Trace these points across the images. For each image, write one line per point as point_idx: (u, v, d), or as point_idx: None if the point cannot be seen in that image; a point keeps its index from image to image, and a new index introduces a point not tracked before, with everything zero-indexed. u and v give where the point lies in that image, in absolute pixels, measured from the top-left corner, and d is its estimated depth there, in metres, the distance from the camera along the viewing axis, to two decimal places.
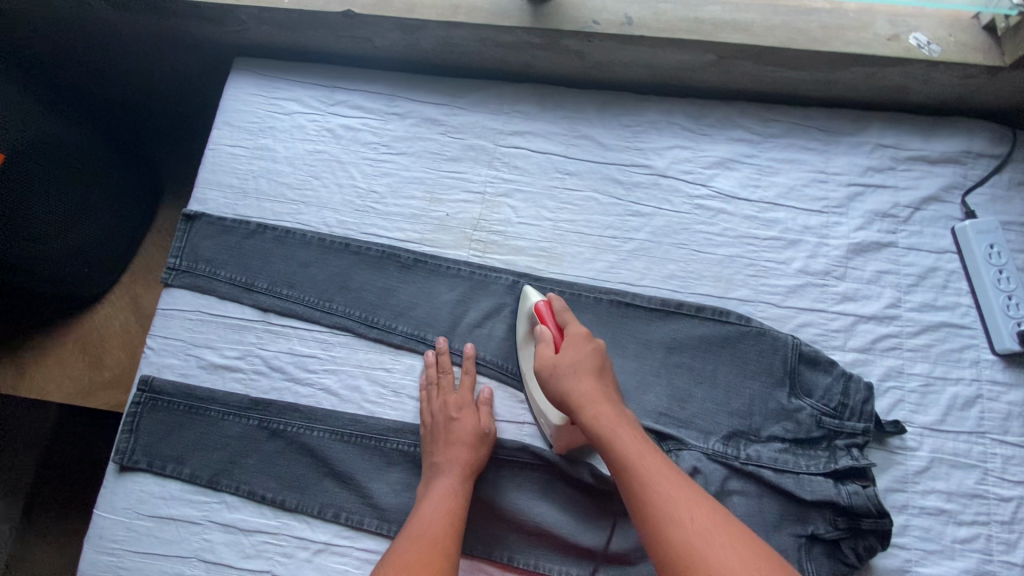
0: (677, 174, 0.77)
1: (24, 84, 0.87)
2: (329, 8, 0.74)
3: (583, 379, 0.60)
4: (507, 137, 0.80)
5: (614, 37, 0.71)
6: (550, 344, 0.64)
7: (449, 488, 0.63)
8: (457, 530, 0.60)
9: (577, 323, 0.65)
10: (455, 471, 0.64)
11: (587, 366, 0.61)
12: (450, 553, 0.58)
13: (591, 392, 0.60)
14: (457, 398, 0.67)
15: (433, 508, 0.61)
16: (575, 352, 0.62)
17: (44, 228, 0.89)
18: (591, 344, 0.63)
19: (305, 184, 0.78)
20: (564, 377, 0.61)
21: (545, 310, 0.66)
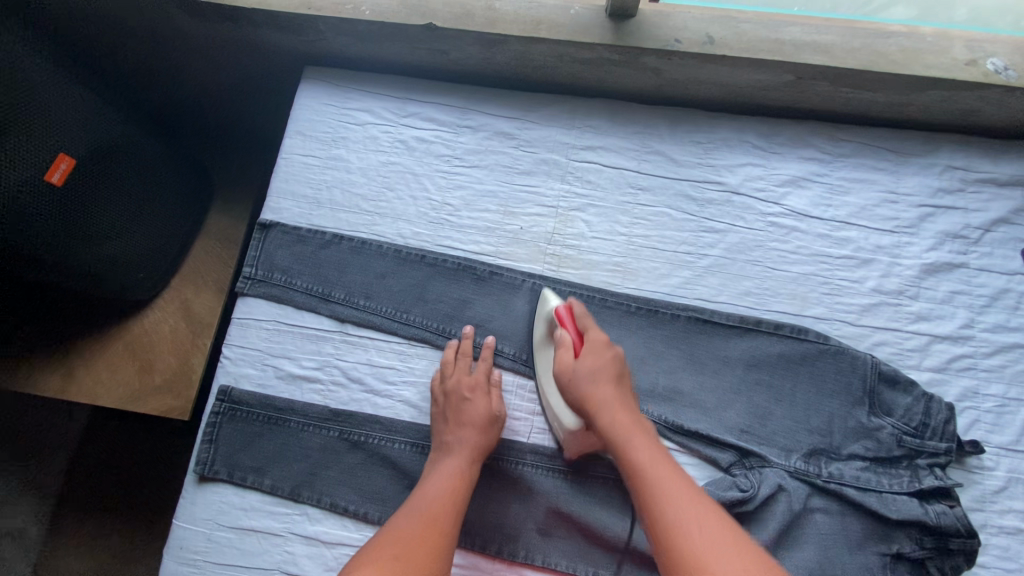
0: (750, 191, 0.77)
1: (99, 86, 0.86)
2: (410, 21, 0.74)
3: (605, 387, 0.61)
4: (579, 151, 0.80)
5: (696, 56, 0.72)
6: (570, 349, 0.65)
7: (456, 468, 0.64)
8: (459, 510, 0.61)
9: (597, 329, 0.65)
10: (463, 451, 0.65)
11: (606, 374, 0.62)
12: (450, 527, 0.59)
13: (611, 399, 0.61)
14: (472, 379, 0.68)
15: (437, 484, 0.62)
16: (594, 357, 0.63)
17: (104, 232, 0.87)
18: (610, 352, 0.63)
19: (379, 196, 0.79)
20: (582, 384, 0.62)
21: (566, 314, 0.67)
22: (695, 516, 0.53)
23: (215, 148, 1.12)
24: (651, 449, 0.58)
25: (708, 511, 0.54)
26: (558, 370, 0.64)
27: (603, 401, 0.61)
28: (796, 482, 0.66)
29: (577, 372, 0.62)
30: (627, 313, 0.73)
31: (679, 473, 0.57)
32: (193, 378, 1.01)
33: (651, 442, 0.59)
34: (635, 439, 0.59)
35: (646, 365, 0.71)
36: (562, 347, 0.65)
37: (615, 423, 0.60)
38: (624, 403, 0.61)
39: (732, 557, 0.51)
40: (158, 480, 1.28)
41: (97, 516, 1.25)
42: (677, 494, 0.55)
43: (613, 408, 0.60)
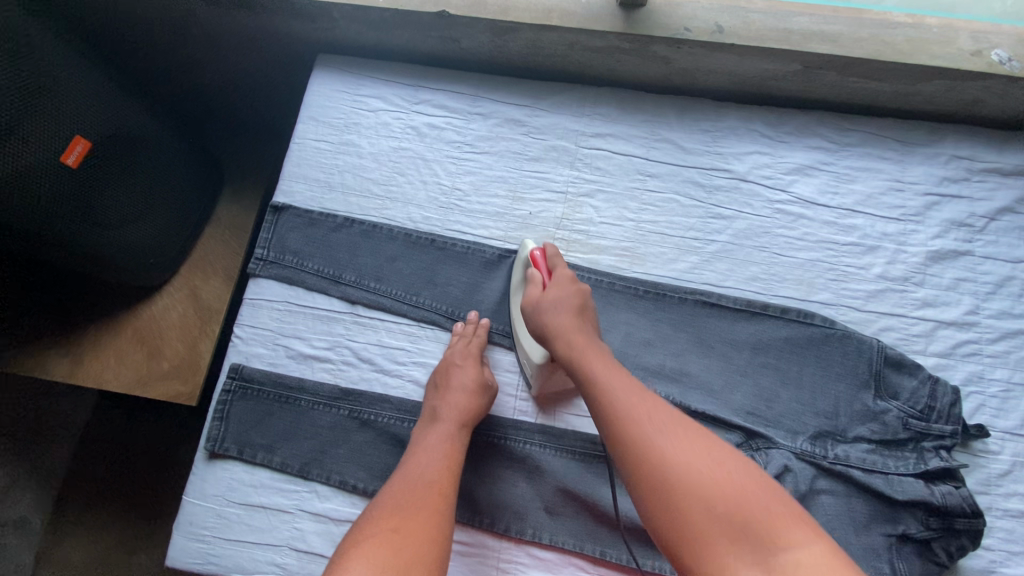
0: (757, 179, 0.79)
1: (114, 72, 0.86)
2: (424, 8, 0.75)
3: (564, 312, 0.65)
4: (588, 139, 0.81)
5: (705, 44, 0.73)
6: (539, 285, 0.69)
7: (446, 433, 0.64)
8: (453, 475, 0.62)
9: (564, 267, 0.69)
10: (455, 419, 0.65)
11: (569, 304, 0.65)
12: (447, 493, 0.59)
13: (569, 322, 0.64)
14: (467, 351, 0.70)
15: (429, 453, 0.63)
16: (559, 288, 0.66)
17: (114, 216, 0.88)
18: (575, 286, 0.67)
19: (390, 180, 0.80)
20: (545, 309, 0.65)
21: (539, 256, 0.71)
22: (645, 408, 0.55)
23: (226, 137, 1.12)
24: (604, 358, 0.61)
25: (654, 403, 0.56)
26: (528, 303, 0.68)
27: (563, 324, 0.64)
28: (802, 463, 0.66)
29: (542, 301, 0.66)
30: (635, 296, 0.73)
31: (627, 374, 0.60)
32: (200, 365, 1.02)
33: (603, 353, 0.62)
34: (590, 353, 0.61)
35: (653, 348, 0.71)
36: (533, 284, 0.69)
37: (569, 340, 0.63)
38: (581, 325, 0.64)
39: (683, 440, 0.53)
40: (161, 471, 1.29)
41: (100, 504, 1.27)
42: (628, 392, 0.57)
43: (567, 329, 0.63)
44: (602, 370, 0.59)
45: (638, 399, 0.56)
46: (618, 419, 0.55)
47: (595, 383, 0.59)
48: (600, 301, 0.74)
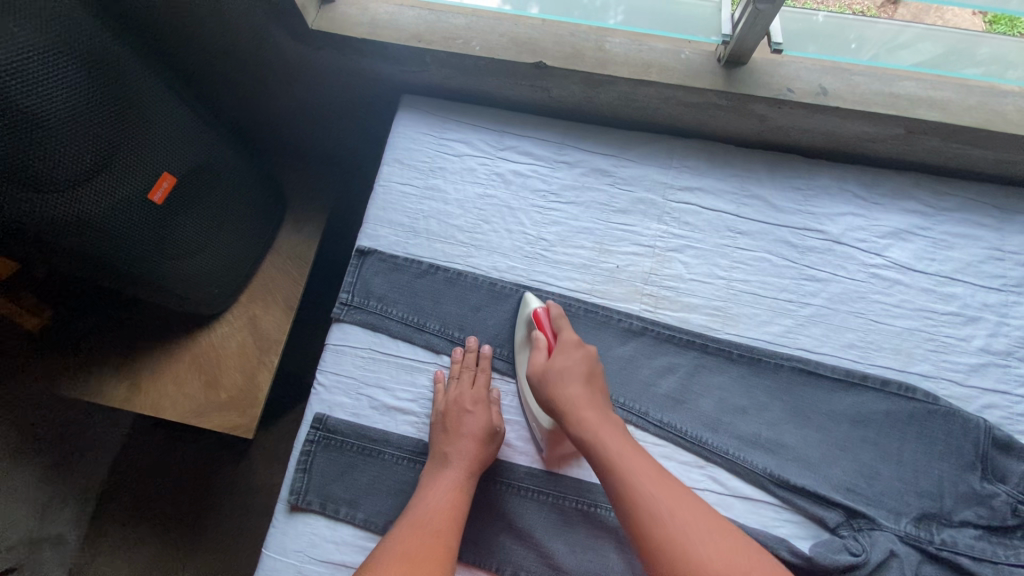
0: (852, 241, 0.76)
1: (196, 107, 0.84)
2: (520, 58, 0.74)
3: (574, 385, 0.63)
4: (677, 192, 0.79)
5: (808, 106, 0.71)
6: (543, 350, 0.67)
7: (454, 479, 0.64)
8: (456, 525, 0.61)
9: (570, 330, 0.68)
10: (463, 464, 0.64)
11: (576, 372, 0.64)
12: (450, 545, 0.59)
13: (580, 397, 0.63)
14: (477, 393, 0.69)
15: (436, 499, 0.62)
16: (564, 357, 0.65)
17: (186, 245, 0.87)
18: (581, 351, 0.66)
19: (475, 228, 0.79)
20: (554, 381, 0.64)
21: (544, 315, 0.69)
22: (673, 513, 0.56)
23: (292, 168, 1.11)
24: (625, 445, 0.60)
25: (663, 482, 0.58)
26: (534, 371, 0.66)
27: (576, 400, 0.63)
28: (907, 547, 0.63)
29: (549, 368, 0.65)
30: (728, 359, 0.71)
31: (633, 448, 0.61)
32: (258, 397, 1.01)
33: (611, 424, 0.62)
34: (603, 432, 0.61)
35: (748, 415, 0.69)
36: (537, 348, 0.68)
37: (581, 417, 0.62)
38: (590, 394, 0.64)
39: (710, 534, 0.55)
40: (200, 494, 1.27)
41: (134, 523, 1.24)
42: (647, 478, 0.58)
43: (578, 395, 0.63)
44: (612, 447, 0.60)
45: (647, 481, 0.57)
46: (643, 506, 0.56)
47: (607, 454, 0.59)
48: (691, 363, 0.71)
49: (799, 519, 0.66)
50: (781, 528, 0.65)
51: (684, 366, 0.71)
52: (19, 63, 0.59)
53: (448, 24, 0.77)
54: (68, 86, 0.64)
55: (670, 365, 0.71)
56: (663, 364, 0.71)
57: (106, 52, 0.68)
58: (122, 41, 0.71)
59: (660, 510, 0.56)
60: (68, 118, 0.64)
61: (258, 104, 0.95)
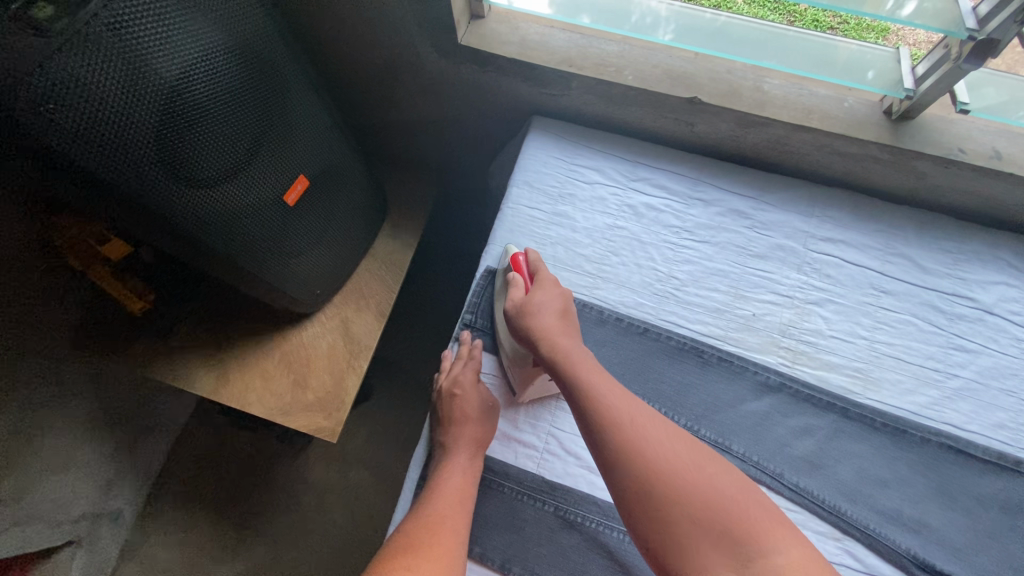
0: (1005, 313, 0.72)
1: (334, 112, 0.83)
2: (674, 92, 0.72)
3: (547, 316, 0.64)
4: (818, 242, 0.76)
5: (980, 169, 0.68)
6: (521, 289, 0.68)
7: (461, 461, 0.65)
8: (465, 507, 0.61)
9: (547, 271, 0.70)
10: (467, 446, 0.66)
11: (554, 306, 0.66)
12: (459, 526, 0.59)
13: (555, 326, 0.64)
14: (462, 374, 0.70)
15: (448, 482, 0.63)
16: (542, 291, 0.67)
17: (300, 245, 0.86)
18: (559, 290, 0.68)
19: (603, 259, 0.76)
20: (532, 312, 0.65)
21: (522, 259, 0.71)
22: (641, 419, 0.55)
23: (395, 175, 1.10)
24: (596, 368, 0.60)
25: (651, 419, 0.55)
26: (511, 307, 0.67)
27: (548, 328, 0.63)
28: None
29: (528, 301, 0.66)
30: (869, 426, 0.67)
31: (616, 382, 0.59)
32: (345, 401, 0.99)
33: (595, 364, 0.60)
34: (580, 363, 0.60)
35: (888, 488, 0.65)
36: (513, 287, 0.69)
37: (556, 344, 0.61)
38: (565, 327, 0.64)
39: (680, 450, 0.53)
40: (259, 486, 1.27)
41: (197, 505, 1.24)
42: (611, 390, 0.57)
43: (556, 334, 0.63)
44: (591, 373, 0.58)
45: (631, 412, 0.55)
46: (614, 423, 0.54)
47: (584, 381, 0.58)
48: (830, 426, 0.68)
49: None
50: None
51: (822, 429, 0.67)
52: (203, 62, 0.58)
53: (600, 50, 0.76)
54: (239, 88, 0.63)
55: (806, 427, 0.68)
56: (799, 426, 0.68)
57: (271, 53, 0.66)
58: (285, 41, 0.69)
59: (632, 421, 0.54)
60: (232, 119, 0.63)
61: (381, 117, 0.93)
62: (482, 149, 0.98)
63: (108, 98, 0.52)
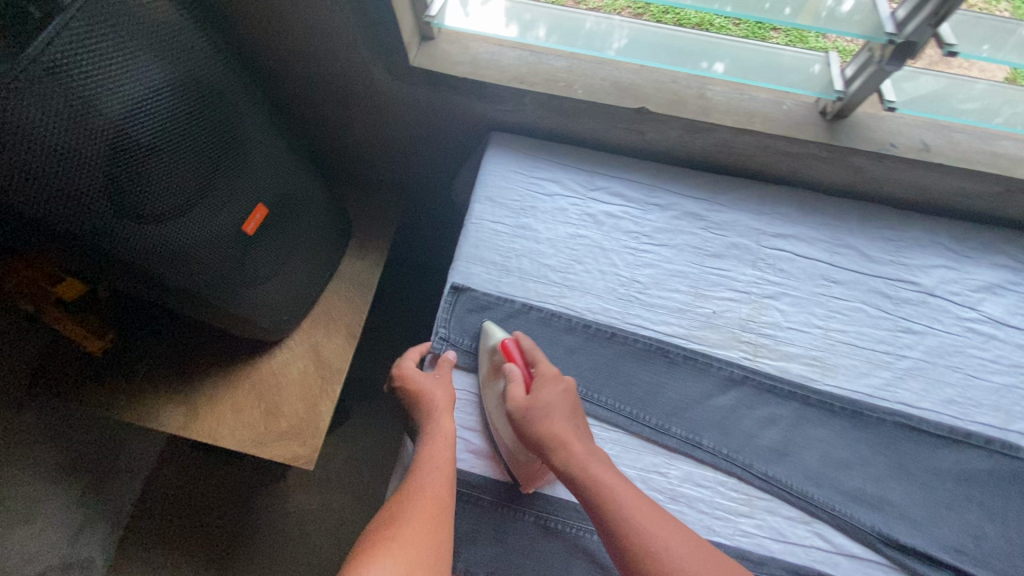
0: (945, 294, 0.77)
1: (291, 140, 0.83)
2: (623, 104, 0.75)
3: (558, 421, 0.63)
4: (770, 239, 0.79)
5: (911, 161, 0.72)
6: (522, 385, 0.66)
7: (438, 435, 0.65)
8: (449, 488, 0.60)
9: (546, 363, 0.69)
10: (447, 434, 0.65)
11: (560, 404, 0.64)
12: (444, 507, 0.58)
13: (565, 428, 0.63)
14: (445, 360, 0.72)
15: (426, 458, 0.62)
16: (549, 389, 0.65)
17: (263, 273, 0.85)
18: (563, 382, 0.67)
19: (568, 268, 0.78)
20: (538, 417, 0.63)
21: (513, 347, 0.69)
22: (666, 538, 0.55)
23: (357, 196, 1.09)
24: (614, 476, 0.60)
25: (658, 517, 0.57)
26: (512, 405, 0.64)
27: (565, 436, 0.62)
28: None
29: (535, 403, 0.64)
30: (829, 412, 0.71)
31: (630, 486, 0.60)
32: (321, 427, 0.98)
33: (608, 468, 0.61)
34: (594, 469, 0.59)
35: (851, 469, 0.69)
36: (514, 382, 0.66)
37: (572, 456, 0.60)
38: (578, 432, 0.63)
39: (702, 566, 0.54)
40: (232, 519, 1.22)
41: (172, 545, 1.18)
42: (635, 505, 0.57)
43: (572, 441, 0.61)
44: (613, 483, 0.59)
45: (644, 519, 0.56)
46: (644, 551, 0.54)
47: (601, 497, 0.58)
48: (793, 414, 0.71)
49: None
50: None
51: (786, 418, 0.70)
52: (152, 99, 0.58)
53: (549, 66, 0.78)
54: (190, 122, 0.63)
55: (771, 417, 0.70)
56: (764, 416, 0.70)
57: (218, 87, 0.66)
58: (236, 73, 0.69)
59: (657, 545, 0.55)
60: (184, 152, 0.63)
61: (339, 141, 0.94)
62: (443, 168, 0.99)
63: (51, 140, 0.51)
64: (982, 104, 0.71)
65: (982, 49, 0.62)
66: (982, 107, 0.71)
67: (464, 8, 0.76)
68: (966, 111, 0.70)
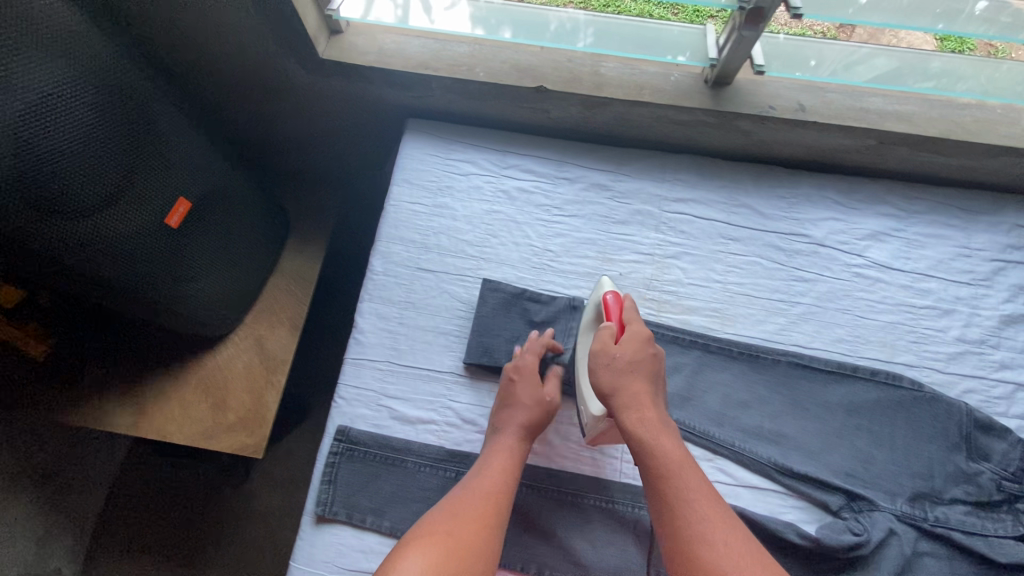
0: (834, 244, 0.82)
1: (213, 137, 0.86)
2: (522, 83, 0.80)
3: (636, 382, 0.63)
4: (672, 204, 0.84)
5: (789, 121, 0.78)
6: (613, 341, 0.66)
7: (508, 445, 0.66)
8: (508, 488, 0.63)
9: (638, 321, 0.67)
10: (513, 432, 0.67)
11: (643, 368, 0.63)
12: (499, 507, 0.61)
13: (640, 395, 0.62)
14: (524, 364, 0.72)
15: (493, 464, 0.64)
16: (625, 349, 0.64)
17: (197, 269, 0.86)
18: (650, 349, 0.65)
19: (484, 242, 0.82)
20: (612, 374, 0.63)
21: (612, 302, 0.68)
22: (721, 529, 0.55)
23: (293, 191, 1.12)
24: (679, 451, 0.60)
25: (713, 502, 0.57)
26: (594, 356, 0.65)
27: (638, 398, 0.62)
28: (904, 526, 0.67)
29: (613, 360, 0.64)
30: (728, 357, 0.76)
31: (695, 468, 0.60)
32: (267, 418, 0.99)
33: (676, 441, 0.61)
34: (663, 439, 0.60)
35: (750, 409, 0.74)
36: (604, 337, 0.66)
37: (643, 419, 0.61)
38: (651, 395, 0.63)
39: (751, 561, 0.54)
40: (199, 522, 1.15)
41: (137, 555, 1.11)
42: (700, 489, 0.58)
43: (645, 408, 0.61)
44: (671, 453, 0.59)
45: (702, 500, 0.57)
46: (699, 538, 0.55)
47: (667, 468, 0.59)
48: (695, 361, 0.76)
49: (803, 505, 0.69)
50: (787, 514, 0.68)
51: (688, 365, 0.76)
52: (56, 95, 0.61)
53: (453, 53, 0.83)
54: (99, 117, 0.66)
55: (675, 366, 0.76)
56: (668, 365, 0.76)
57: (125, 86, 0.69)
58: (145, 72, 0.72)
59: (712, 534, 0.55)
60: (96, 147, 0.66)
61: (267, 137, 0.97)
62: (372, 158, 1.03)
63: None
64: (942, 78, 0.79)
65: (936, 25, 0.71)
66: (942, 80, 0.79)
67: (429, 15, 0.81)
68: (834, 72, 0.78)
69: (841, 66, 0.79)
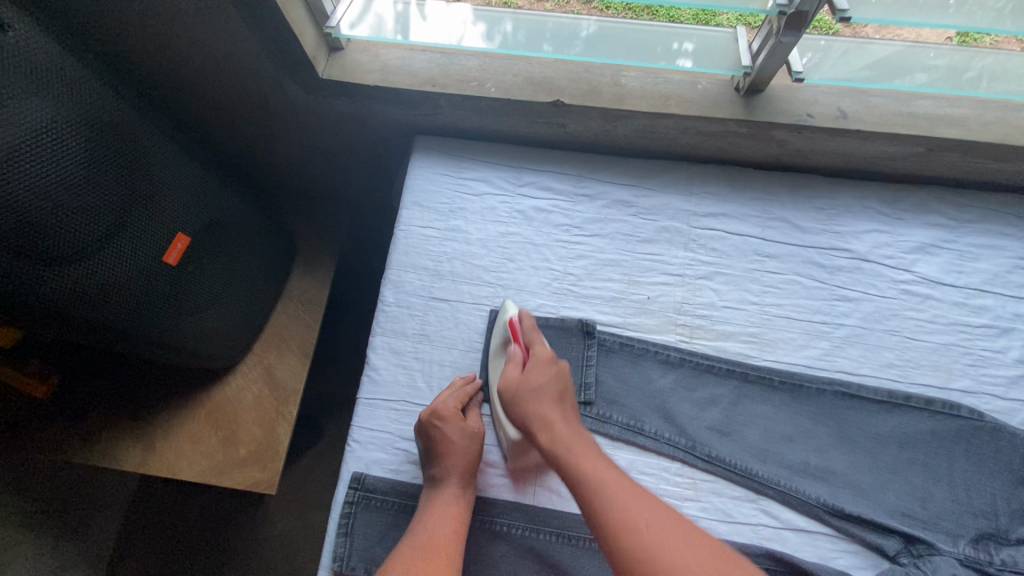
0: (879, 258, 0.76)
1: (205, 163, 0.80)
2: (536, 98, 0.75)
3: (545, 404, 0.62)
4: (701, 219, 0.79)
5: (829, 130, 0.73)
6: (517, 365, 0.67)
7: (451, 494, 0.63)
8: (461, 539, 0.60)
9: (543, 345, 0.68)
10: (456, 476, 0.63)
11: (548, 391, 0.63)
12: (454, 557, 0.58)
13: (552, 414, 0.62)
14: (444, 407, 0.66)
15: (438, 520, 0.60)
16: (540, 404, 0.62)
17: (198, 300, 0.81)
18: (557, 367, 0.66)
19: (500, 267, 0.77)
20: (525, 397, 0.63)
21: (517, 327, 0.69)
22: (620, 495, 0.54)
23: (299, 214, 1.07)
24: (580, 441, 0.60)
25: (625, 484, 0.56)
26: (506, 384, 0.65)
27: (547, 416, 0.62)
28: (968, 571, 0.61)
29: (525, 385, 0.64)
30: (769, 387, 0.71)
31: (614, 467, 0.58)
32: (280, 451, 0.94)
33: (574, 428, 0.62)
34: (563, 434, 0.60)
35: (795, 443, 0.68)
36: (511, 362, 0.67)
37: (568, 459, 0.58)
38: (561, 414, 0.62)
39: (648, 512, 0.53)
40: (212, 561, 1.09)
41: None
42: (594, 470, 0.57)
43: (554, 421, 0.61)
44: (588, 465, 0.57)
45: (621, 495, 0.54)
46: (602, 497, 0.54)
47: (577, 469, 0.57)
48: (733, 392, 0.70)
49: (856, 550, 0.64)
50: (839, 560, 0.63)
51: (727, 397, 0.70)
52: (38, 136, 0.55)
53: (461, 66, 0.79)
54: (86, 155, 0.60)
55: (712, 397, 0.70)
56: (705, 397, 0.70)
57: (113, 120, 0.64)
58: (128, 101, 0.67)
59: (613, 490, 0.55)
60: (85, 184, 0.60)
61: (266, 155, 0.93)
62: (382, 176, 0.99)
63: None
64: (949, 62, 0.72)
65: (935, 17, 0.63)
66: (949, 63, 0.72)
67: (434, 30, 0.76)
68: (869, 74, 0.71)
69: (855, 46, 0.73)
